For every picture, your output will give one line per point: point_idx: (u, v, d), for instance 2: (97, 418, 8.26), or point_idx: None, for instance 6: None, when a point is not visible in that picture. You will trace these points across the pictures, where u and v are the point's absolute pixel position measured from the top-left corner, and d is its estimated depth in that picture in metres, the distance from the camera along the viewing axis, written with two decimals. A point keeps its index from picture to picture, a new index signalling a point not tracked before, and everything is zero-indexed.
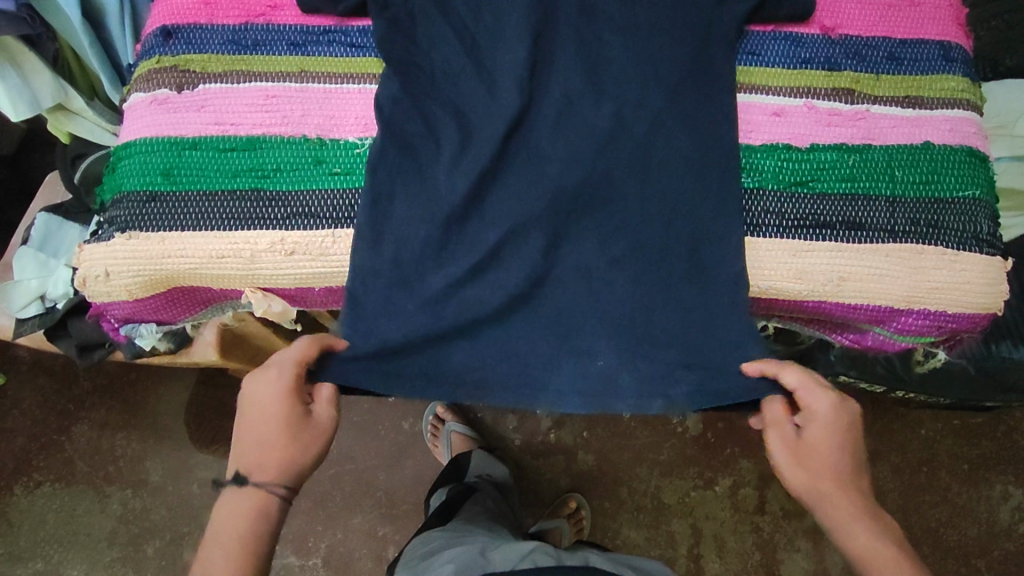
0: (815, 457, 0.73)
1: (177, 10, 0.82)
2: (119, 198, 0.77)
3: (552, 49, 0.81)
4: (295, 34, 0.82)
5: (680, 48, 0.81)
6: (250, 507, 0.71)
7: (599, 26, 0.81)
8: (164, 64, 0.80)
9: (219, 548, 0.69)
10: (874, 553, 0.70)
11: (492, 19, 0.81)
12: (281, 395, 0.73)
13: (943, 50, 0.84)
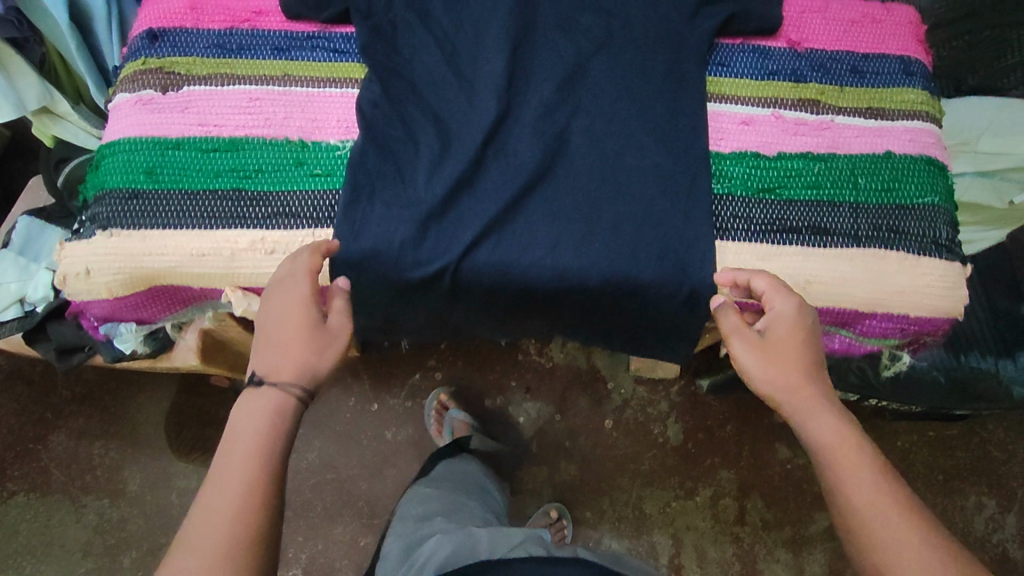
0: (785, 358, 0.69)
1: (164, 14, 0.84)
2: (101, 195, 0.77)
3: (529, 60, 0.84)
4: (280, 39, 0.84)
5: (650, 60, 0.85)
6: (259, 420, 0.63)
7: (576, 40, 0.85)
8: (149, 66, 0.82)
9: (238, 442, 0.62)
10: (838, 438, 0.65)
11: (471, 31, 0.85)
12: (300, 306, 0.68)
13: (904, 64, 0.88)
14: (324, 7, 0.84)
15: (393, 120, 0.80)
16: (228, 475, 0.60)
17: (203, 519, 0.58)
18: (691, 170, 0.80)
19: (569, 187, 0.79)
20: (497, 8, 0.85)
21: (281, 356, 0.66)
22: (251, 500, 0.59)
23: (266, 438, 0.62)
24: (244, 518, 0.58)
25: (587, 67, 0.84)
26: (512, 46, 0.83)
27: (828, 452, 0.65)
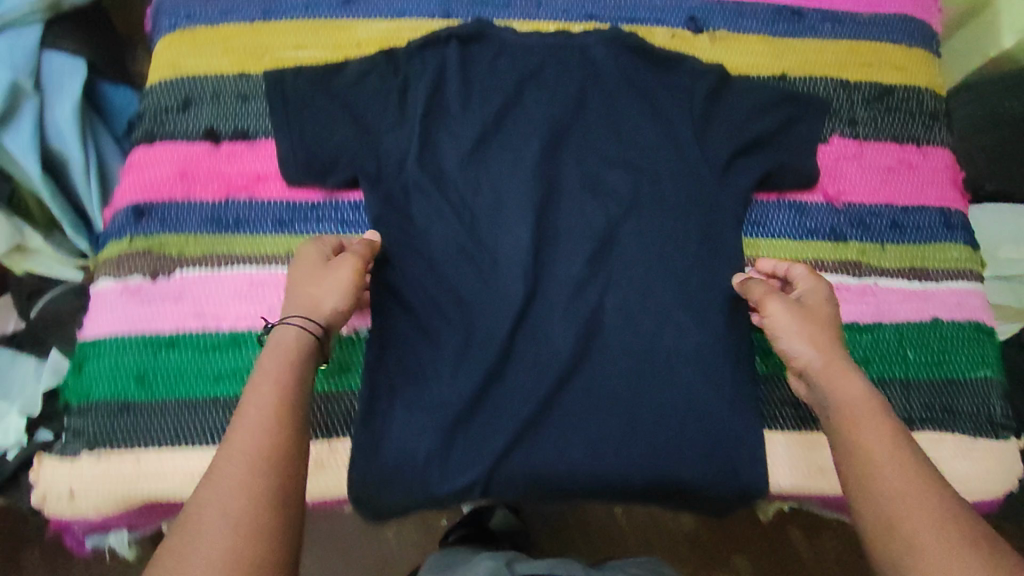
0: (820, 322, 0.66)
1: (149, 183, 0.75)
2: (87, 406, 0.69)
3: (556, 227, 0.78)
4: (281, 209, 0.77)
5: (685, 224, 0.78)
6: (281, 358, 0.60)
7: (606, 202, 0.79)
8: (135, 247, 0.73)
9: (257, 389, 0.58)
10: (860, 398, 0.60)
11: (490, 196, 0.78)
12: (306, 277, 0.66)
13: (944, 216, 0.84)
14: (328, 175, 0.76)
15: (412, 305, 0.74)
16: (246, 429, 0.55)
17: (220, 476, 0.53)
18: (734, 352, 0.75)
19: (604, 378, 0.73)
20: (519, 170, 0.78)
21: (309, 287, 0.65)
22: (271, 444, 0.55)
23: (277, 404, 0.57)
24: (257, 468, 0.54)
25: (619, 231, 0.78)
26: (538, 214, 0.77)
27: (856, 413, 0.60)
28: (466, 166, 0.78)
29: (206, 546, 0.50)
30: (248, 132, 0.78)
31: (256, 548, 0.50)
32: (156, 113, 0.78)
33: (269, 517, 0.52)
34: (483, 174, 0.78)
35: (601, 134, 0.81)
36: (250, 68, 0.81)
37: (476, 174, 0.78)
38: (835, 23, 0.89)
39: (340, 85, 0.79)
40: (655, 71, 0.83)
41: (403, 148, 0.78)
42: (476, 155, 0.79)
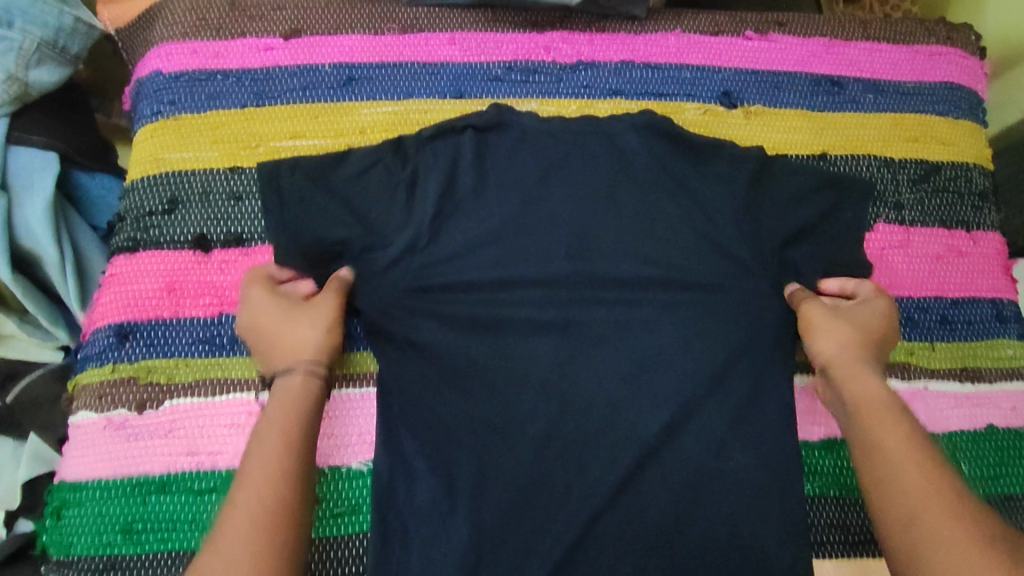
0: (858, 328, 0.71)
1: (134, 300, 0.68)
2: (66, 563, 0.61)
3: (585, 337, 0.71)
4: None
5: (725, 329, 0.71)
6: (291, 397, 0.63)
7: (638, 306, 0.72)
8: (119, 375, 0.66)
9: (271, 413, 0.61)
10: (874, 396, 0.66)
11: (511, 304, 0.71)
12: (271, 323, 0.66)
13: (995, 308, 0.78)
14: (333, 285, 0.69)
15: (430, 430, 0.67)
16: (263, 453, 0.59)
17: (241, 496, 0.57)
18: (782, 473, 0.68)
19: (642, 509, 0.66)
20: (544, 273, 0.72)
21: (278, 334, 0.66)
22: (284, 460, 0.59)
23: (286, 434, 0.60)
24: (272, 497, 0.56)
25: (655, 338, 0.71)
26: (564, 323, 0.71)
27: (867, 407, 0.65)
28: (487, 270, 0.72)
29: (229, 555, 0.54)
30: (242, 236, 0.71)
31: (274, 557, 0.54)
32: (139, 217, 0.71)
33: (290, 528, 0.56)
34: (504, 280, 0.72)
35: (632, 231, 0.74)
36: (243, 160, 0.73)
37: (496, 280, 0.72)
38: (877, 94, 0.83)
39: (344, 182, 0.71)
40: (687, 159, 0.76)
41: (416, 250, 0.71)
42: (497, 257, 0.72)
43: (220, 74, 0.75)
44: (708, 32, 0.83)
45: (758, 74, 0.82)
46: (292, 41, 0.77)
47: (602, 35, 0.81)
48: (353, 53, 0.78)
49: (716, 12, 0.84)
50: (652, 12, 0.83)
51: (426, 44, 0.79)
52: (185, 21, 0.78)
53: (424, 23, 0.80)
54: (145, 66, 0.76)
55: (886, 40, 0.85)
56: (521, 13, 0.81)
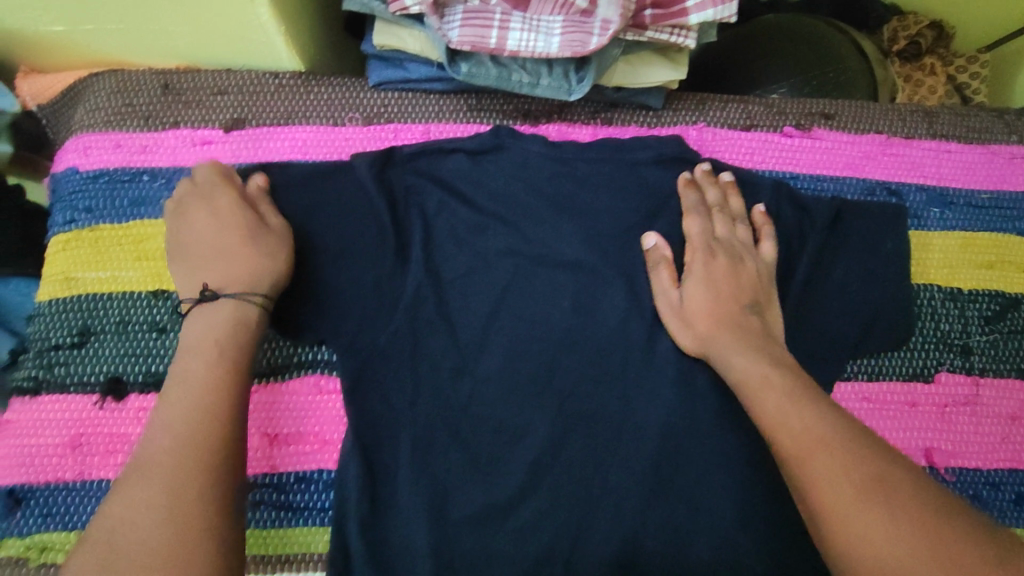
0: (721, 297, 0.59)
1: (29, 457, 0.56)
2: None
3: (582, 514, 0.57)
4: None
5: (745, 506, 0.59)
6: (203, 352, 0.50)
7: (648, 474, 0.58)
8: (5, 554, 0.54)
9: (190, 354, 0.50)
10: (749, 373, 0.54)
11: (485, 474, 0.58)
12: (216, 228, 0.56)
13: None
14: (306, 436, 0.58)
15: None
16: (166, 422, 0.46)
17: (156, 450, 0.45)
18: None
19: None
20: (528, 435, 0.59)
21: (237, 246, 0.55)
22: (198, 421, 0.46)
23: (222, 370, 0.49)
24: (189, 443, 0.45)
25: (668, 514, 0.58)
26: (552, 499, 0.58)
27: (751, 385, 0.54)
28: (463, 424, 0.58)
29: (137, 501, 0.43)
30: (164, 378, 0.59)
31: (194, 499, 0.43)
32: (43, 351, 0.59)
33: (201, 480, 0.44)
34: (479, 445, 0.58)
35: (642, 377, 0.60)
36: (169, 283, 0.61)
37: (471, 444, 0.58)
38: (944, 208, 0.68)
39: (297, 305, 0.59)
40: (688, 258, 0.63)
41: (377, 397, 0.58)
42: (476, 406, 0.59)
43: (146, 173, 0.64)
44: (737, 126, 0.69)
45: (797, 179, 0.68)
46: (234, 133, 0.65)
47: (609, 128, 0.68)
48: (306, 148, 0.65)
49: (747, 99, 0.70)
50: (670, 99, 0.69)
51: (395, 137, 0.66)
52: (109, 105, 0.66)
53: (394, 111, 0.67)
54: (62, 160, 0.65)
55: (956, 138, 0.70)
56: (510, 99, 0.67)
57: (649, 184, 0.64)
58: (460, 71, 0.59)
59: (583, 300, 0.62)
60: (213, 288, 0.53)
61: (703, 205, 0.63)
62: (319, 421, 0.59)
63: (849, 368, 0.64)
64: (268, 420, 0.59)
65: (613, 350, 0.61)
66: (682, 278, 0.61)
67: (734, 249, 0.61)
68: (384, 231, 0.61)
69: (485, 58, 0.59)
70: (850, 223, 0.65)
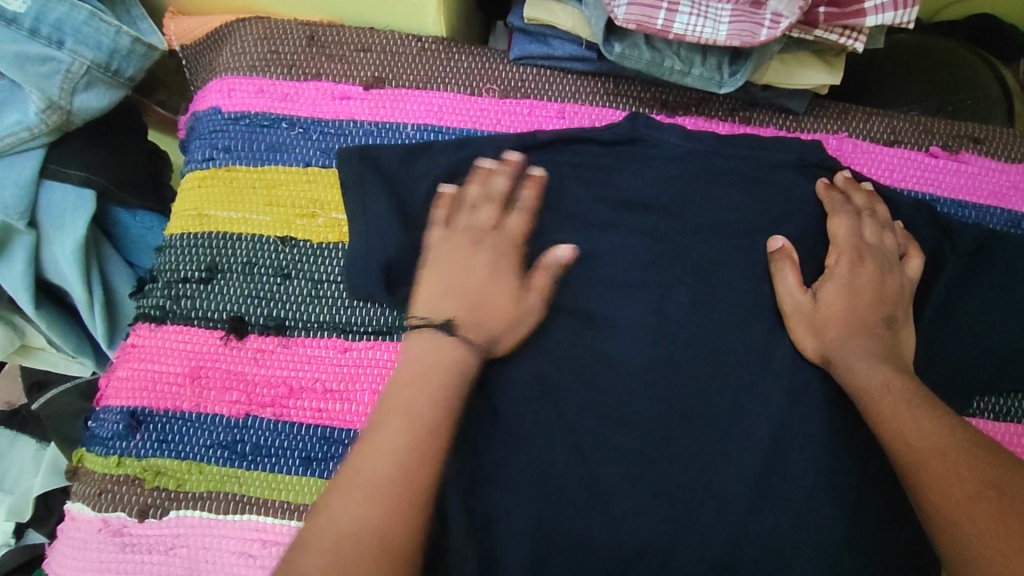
0: (862, 307, 0.58)
1: (152, 384, 0.57)
2: None
3: (686, 513, 0.55)
4: (313, 442, 0.56)
5: (860, 529, 0.55)
6: (452, 367, 0.52)
7: (757, 482, 0.56)
8: (123, 472, 0.55)
9: (438, 358, 0.52)
10: (881, 381, 0.53)
11: (590, 459, 0.56)
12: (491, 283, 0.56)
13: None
14: None
15: None
16: (416, 428, 0.48)
17: (399, 450, 0.47)
18: None
19: None
20: (636, 427, 0.56)
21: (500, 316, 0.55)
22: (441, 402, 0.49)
23: (421, 436, 0.47)
24: (403, 513, 0.44)
25: (774, 528, 0.55)
26: (654, 494, 0.55)
27: (888, 398, 0.51)
28: (572, 405, 0.57)
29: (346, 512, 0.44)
30: (284, 323, 0.59)
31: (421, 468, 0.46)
32: (172, 282, 0.60)
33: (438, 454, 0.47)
34: (585, 430, 0.56)
35: (763, 383, 0.58)
36: (297, 231, 0.61)
37: (578, 428, 0.56)
38: None
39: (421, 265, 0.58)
40: (820, 267, 0.61)
41: (492, 366, 0.57)
42: (587, 391, 0.57)
43: (285, 121, 0.64)
44: (882, 140, 0.66)
45: (938, 201, 0.65)
46: (373, 91, 0.65)
47: (746, 126, 0.66)
48: (441, 114, 0.65)
49: (894, 114, 0.67)
50: (814, 105, 0.67)
51: (529, 113, 0.66)
52: (254, 50, 0.67)
53: (530, 87, 0.66)
54: (204, 99, 0.66)
55: None
56: (648, 87, 0.66)
57: (787, 187, 0.62)
58: (613, 51, 0.58)
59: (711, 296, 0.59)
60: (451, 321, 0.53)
61: (852, 208, 0.61)
62: None
63: (975, 405, 0.61)
64: (381, 378, 0.58)
65: (734, 352, 0.58)
66: (815, 282, 0.60)
67: (888, 262, 0.59)
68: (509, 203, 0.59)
69: (640, 40, 0.59)
70: (992, 250, 0.61)
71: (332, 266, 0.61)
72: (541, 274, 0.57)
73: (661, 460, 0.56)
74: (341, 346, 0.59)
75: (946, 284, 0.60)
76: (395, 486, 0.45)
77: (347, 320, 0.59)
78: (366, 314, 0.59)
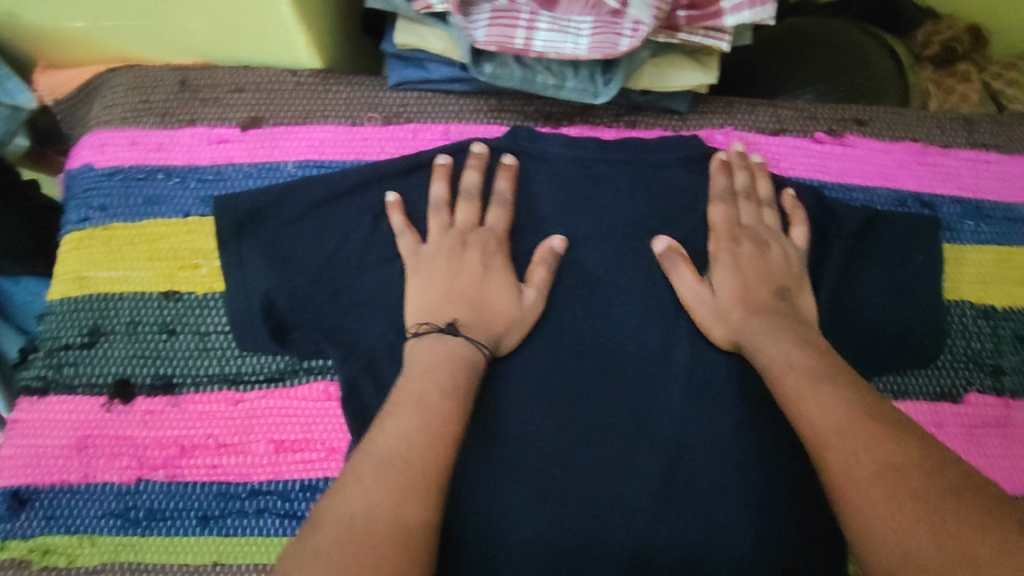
0: (756, 282, 0.59)
1: (34, 460, 0.55)
2: None
3: (593, 525, 0.56)
4: (208, 499, 0.56)
5: (761, 515, 0.57)
6: (453, 367, 0.53)
7: (658, 482, 0.57)
8: (8, 555, 0.54)
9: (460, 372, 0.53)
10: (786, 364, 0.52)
11: (493, 476, 0.57)
12: (491, 275, 0.58)
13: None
14: (310, 443, 0.58)
15: None
16: (410, 424, 0.48)
17: (405, 458, 0.46)
18: None
19: None
20: (536, 440, 0.58)
21: (479, 292, 0.57)
22: (450, 398, 0.51)
23: (406, 437, 0.47)
24: (423, 501, 0.44)
25: (677, 522, 0.57)
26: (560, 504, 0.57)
27: (789, 387, 0.50)
28: (473, 426, 0.58)
29: (342, 520, 0.42)
30: (172, 381, 0.58)
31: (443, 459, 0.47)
32: (52, 351, 0.58)
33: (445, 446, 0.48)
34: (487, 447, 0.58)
35: (654, 382, 0.60)
36: (181, 284, 0.60)
37: (480, 446, 0.58)
38: (979, 221, 0.66)
39: (322, 304, 0.60)
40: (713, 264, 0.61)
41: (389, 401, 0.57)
42: (486, 410, 0.59)
43: (161, 172, 0.63)
44: (768, 130, 0.66)
45: (826, 187, 0.65)
46: (251, 132, 0.64)
47: (633, 130, 0.66)
48: (322, 148, 0.64)
49: (778, 103, 0.68)
50: (698, 102, 0.67)
51: (413, 137, 0.65)
52: (125, 101, 0.64)
53: (413, 111, 0.65)
54: (76, 156, 0.64)
55: (995, 148, 0.67)
56: (531, 101, 0.66)
57: (674, 186, 0.62)
58: (484, 71, 0.58)
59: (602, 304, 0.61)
60: (457, 323, 0.56)
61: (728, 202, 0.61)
62: (326, 428, 0.59)
63: (877, 382, 0.61)
64: (276, 426, 0.58)
65: (626, 360, 0.60)
66: (708, 273, 0.61)
67: (771, 236, 0.60)
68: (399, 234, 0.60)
69: (509, 59, 0.58)
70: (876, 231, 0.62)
71: (219, 317, 0.60)
72: (537, 267, 0.60)
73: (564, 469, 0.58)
74: (233, 398, 0.59)
75: (838, 261, 0.61)
76: (399, 536, 0.42)
77: (239, 372, 0.59)
78: (258, 363, 0.59)
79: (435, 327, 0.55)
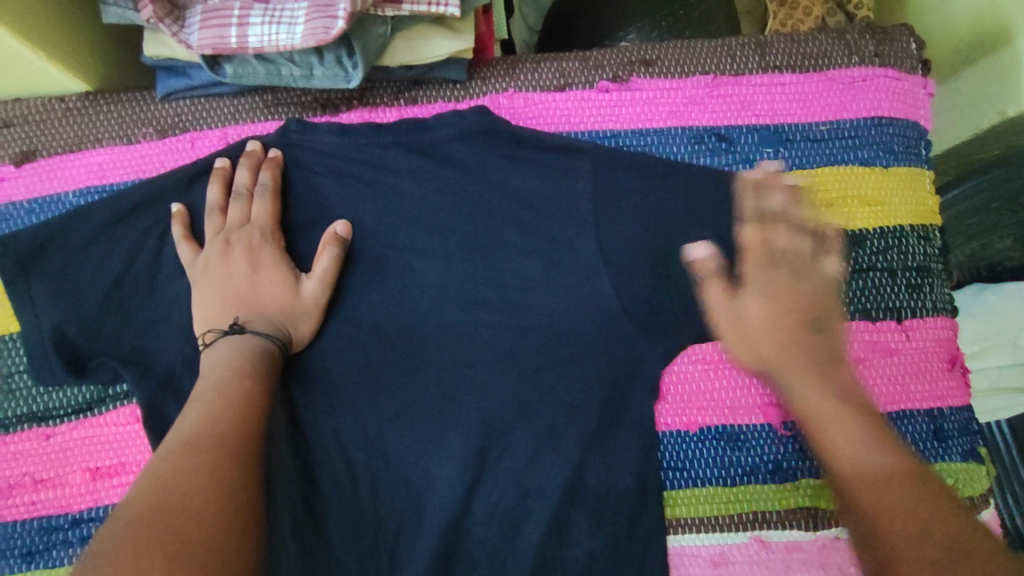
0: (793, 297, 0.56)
1: None
2: None
3: (404, 506, 0.60)
4: (31, 534, 0.59)
5: (568, 466, 0.59)
6: (236, 365, 0.53)
7: (465, 448, 0.59)
8: None
9: (254, 365, 0.54)
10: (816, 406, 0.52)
11: (307, 461, 0.60)
12: (273, 269, 0.59)
13: (971, 416, 0.62)
14: (123, 465, 0.60)
15: None
16: (201, 413, 0.50)
17: (194, 436, 0.48)
18: None
19: None
20: (344, 425, 0.60)
21: (262, 291, 0.58)
22: (238, 381, 0.52)
23: (214, 418, 0.49)
24: (222, 469, 0.46)
25: (483, 481, 0.59)
26: (373, 479, 0.60)
27: None
28: (280, 421, 0.60)
29: (169, 484, 0.44)
30: None
31: (238, 431, 0.49)
32: None
33: (237, 424, 0.50)
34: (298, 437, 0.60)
35: (455, 357, 0.60)
36: None
37: (290, 438, 0.60)
38: (779, 146, 0.63)
39: (110, 329, 0.59)
40: (501, 229, 0.61)
41: None
42: (290, 404, 0.60)
43: None
44: (553, 87, 0.64)
45: (618, 135, 0.64)
46: (27, 167, 0.63)
47: (414, 107, 0.64)
48: (101, 172, 0.63)
49: (562, 55, 0.65)
50: (478, 67, 0.65)
51: (191, 147, 0.64)
52: None
53: (187, 120, 0.64)
54: None
55: (791, 68, 0.64)
56: (306, 89, 0.64)
57: (454, 156, 0.61)
58: (225, 74, 0.56)
59: (394, 285, 0.61)
60: (240, 322, 0.56)
61: (507, 162, 0.61)
62: (136, 450, 0.60)
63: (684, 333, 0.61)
64: (87, 455, 0.60)
65: (426, 339, 0.61)
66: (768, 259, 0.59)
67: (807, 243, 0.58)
68: (181, 243, 0.60)
69: (249, 56, 0.56)
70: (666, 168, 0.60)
71: (16, 359, 0.61)
72: (320, 253, 0.59)
73: (374, 449, 0.60)
74: (43, 434, 0.60)
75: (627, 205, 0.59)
76: (221, 498, 0.44)
77: (46, 408, 0.60)
78: (63, 397, 0.60)
79: (217, 333, 0.56)
